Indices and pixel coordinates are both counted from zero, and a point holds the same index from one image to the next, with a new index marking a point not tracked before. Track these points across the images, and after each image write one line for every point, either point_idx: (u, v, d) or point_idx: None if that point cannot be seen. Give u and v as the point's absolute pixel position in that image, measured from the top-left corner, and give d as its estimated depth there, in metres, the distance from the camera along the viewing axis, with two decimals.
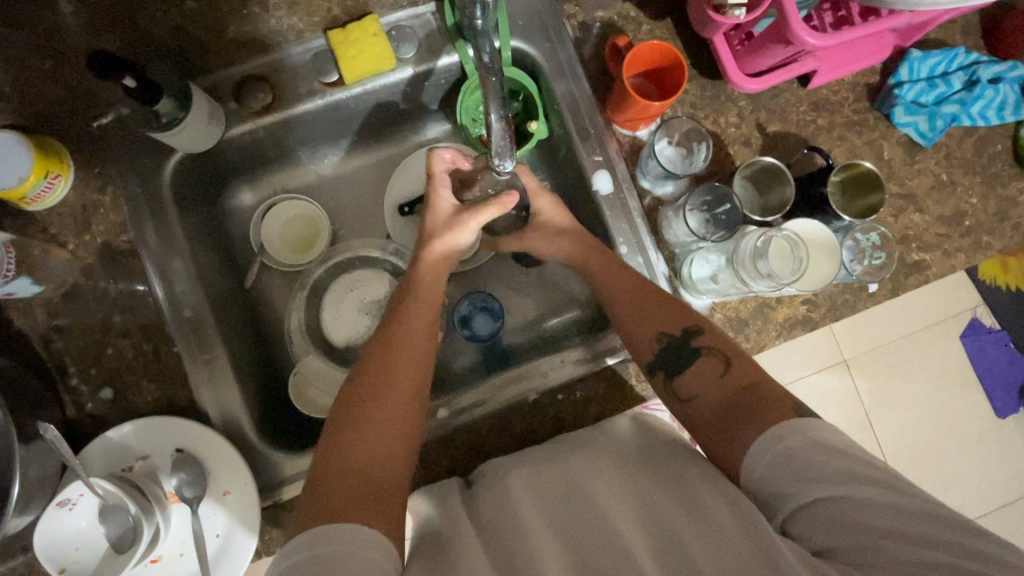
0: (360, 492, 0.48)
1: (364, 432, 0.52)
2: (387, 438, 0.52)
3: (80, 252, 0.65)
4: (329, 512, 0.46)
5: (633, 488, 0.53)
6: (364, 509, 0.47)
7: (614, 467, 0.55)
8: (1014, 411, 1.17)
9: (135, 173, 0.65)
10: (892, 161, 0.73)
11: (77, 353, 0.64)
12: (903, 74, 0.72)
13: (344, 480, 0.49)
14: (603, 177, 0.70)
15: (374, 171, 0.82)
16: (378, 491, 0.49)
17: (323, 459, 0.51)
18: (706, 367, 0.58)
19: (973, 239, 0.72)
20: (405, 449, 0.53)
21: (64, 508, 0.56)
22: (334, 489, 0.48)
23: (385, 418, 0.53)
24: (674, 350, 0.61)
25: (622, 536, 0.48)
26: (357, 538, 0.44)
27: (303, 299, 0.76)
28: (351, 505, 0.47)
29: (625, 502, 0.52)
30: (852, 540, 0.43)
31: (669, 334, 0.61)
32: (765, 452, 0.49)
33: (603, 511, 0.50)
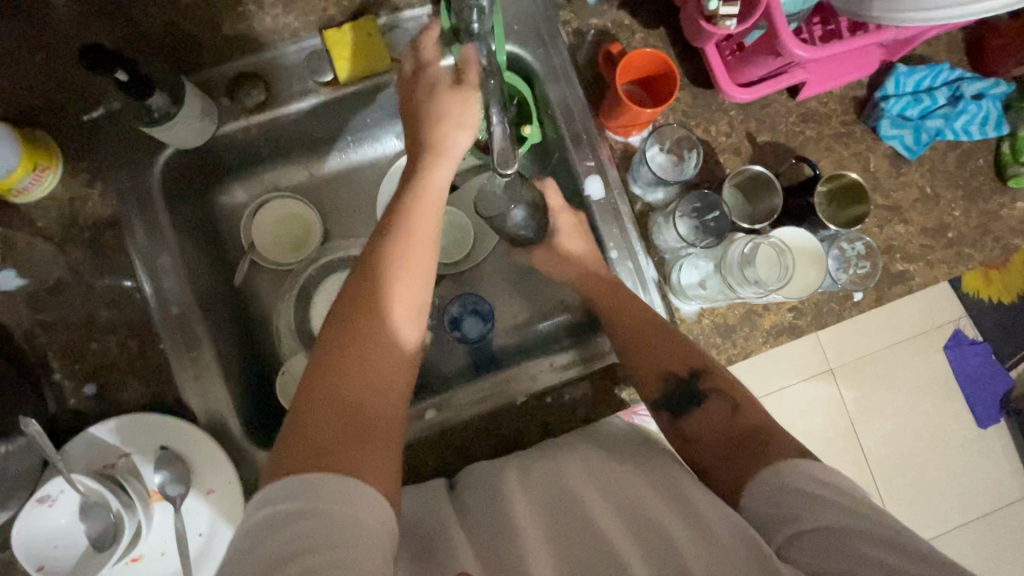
0: (350, 437, 0.48)
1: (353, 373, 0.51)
2: (376, 378, 0.52)
3: (66, 247, 0.64)
4: (319, 457, 0.46)
5: (618, 488, 0.53)
6: (357, 455, 0.47)
7: (608, 468, 0.56)
8: (994, 421, 1.19)
9: (124, 167, 0.65)
10: (878, 173, 0.74)
11: (61, 347, 0.63)
12: (889, 88, 0.72)
13: (333, 420, 0.49)
14: (594, 183, 0.71)
15: (367, 171, 0.82)
16: (369, 434, 0.49)
17: (308, 401, 0.50)
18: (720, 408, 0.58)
19: (956, 251, 0.74)
20: (394, 390, 0.53)
21: (44, 504, 0.56)
22: (320, 431, 0.48)
23: (372, 359, 0.52)
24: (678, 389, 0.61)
25: (606, 535, 0.48)
26: (347, 493, 0.44)
27: (291, 305, 0.76)
28: (338, 454, 0.46)
29: (608, 502, 0.52)
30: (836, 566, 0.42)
31: (676, 373, 0.61)
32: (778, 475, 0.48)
33: (587, 511, 0.51)
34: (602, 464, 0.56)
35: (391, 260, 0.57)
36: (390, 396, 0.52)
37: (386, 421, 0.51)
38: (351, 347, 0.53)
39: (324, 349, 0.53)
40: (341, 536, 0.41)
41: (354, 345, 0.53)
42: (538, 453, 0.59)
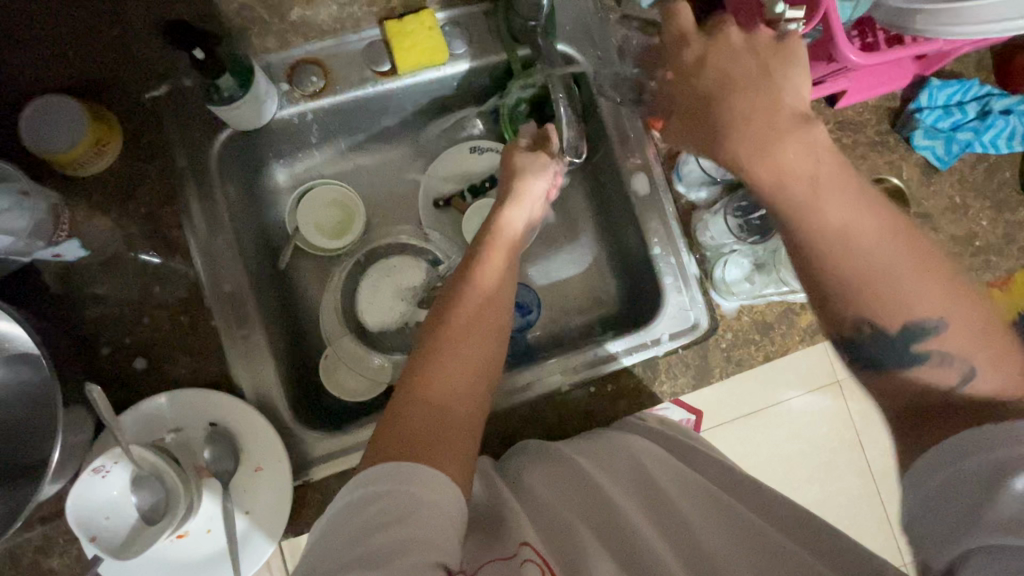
0: (438, 434, 0.48)
1: (448, 369, 0.53)
2: (468, 379, 0.53)
3: (123, 221, 0.65)
4: (411, 450, 0.46)
5: (665, 480, 0.54)
6: (447, 447, 0.47)
7: (660, 467, 0.56)
8: None
9: (187, 147, 0.66)
10: (909, 182, 0.77)
11: (115, 321, 0.64)
12: (923, 100, 0.76)
13: (429, 417, 0.49)
14: (640, 180, 0.74)
15: (412, 161, 0.84)
16: (459, 430, 0.50)
17: (403, 399, 0.51)
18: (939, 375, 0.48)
19: (983, 259, 0.76)
20: (481, 394, 0.54)
21: (97, 475, 0.54)
22: (417, 426, 0.48)
23: (467, 361, 0.54)
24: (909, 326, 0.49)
25: (651, 526, 0.50)
26: (420, 481, 0.44)
27: (343, 280, 0.77)
28: (426, 446, 0.47)
29: (655, 495, 0.53)
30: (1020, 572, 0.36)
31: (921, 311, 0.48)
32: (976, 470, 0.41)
33: (645, 505, 0.52)
34: (647, 458, 0.57)
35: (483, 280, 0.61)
36: (478, 397, 0.53)
37: (472, 422, 0.52)
38: (448, 345, 0.55)
39: (421, 348, 0.55)
40: (418, 518, 0.41)
41: (451, 346, 0.55)
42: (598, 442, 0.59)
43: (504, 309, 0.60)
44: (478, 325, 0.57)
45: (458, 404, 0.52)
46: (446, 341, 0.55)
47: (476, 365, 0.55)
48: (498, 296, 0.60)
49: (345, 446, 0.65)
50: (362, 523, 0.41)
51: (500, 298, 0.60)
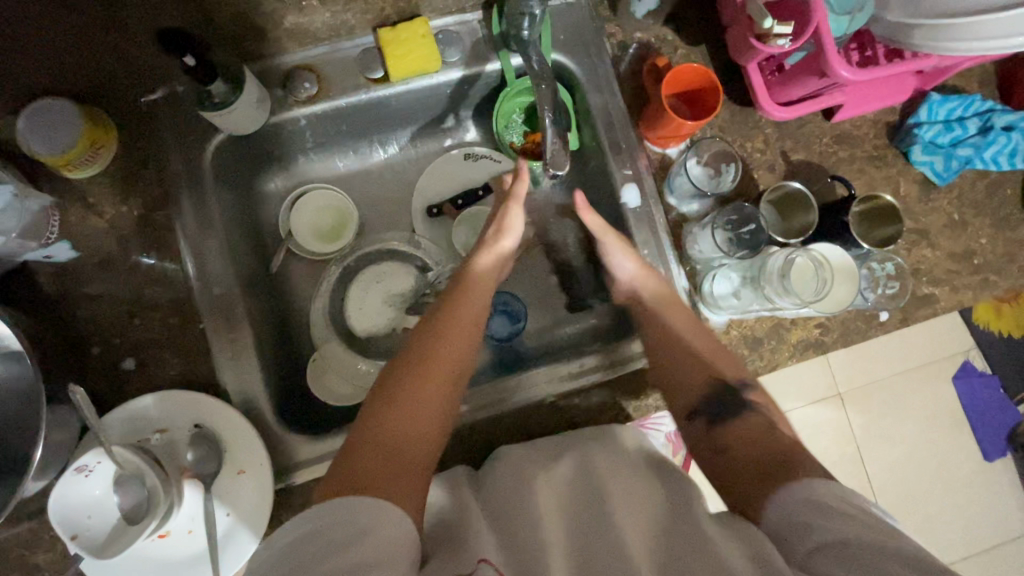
0: (392, 469, 0.49)
1: (404, 414, 0.53)
2: (424, 425, 0.54)
3: (116, 223, 0.66)
4: (367, 487, 0.46)
5: (625, 488, 0.55)
6: (400, 490, 0.47)
7: (623, 473, 0.56)
8: (1001, 455, 1.20)
9: (178, 150, 0.67)
10: (907, 198, 0.76)
11: (105, 322, 0.64)
12: (922, 116, 0.75)
13: (382, 453, 0.50)
14: (632, 192, 0.73)
15: (406, 167, 0.84)
16: (413, 475, 0.49)
17: (360, 437, 0.52)
18: (748, 426, 0.57)
19: (982, 277, 0.75)
20: (435, 440, 0.54)
21: (81, 475, 0.55)
22: (369, 463, 0.49)
23: (425, 407, 0.55)
24: (724, 398, 0.61)
25: (621, 534, 0.49)
26: (370, 507, 0.44)
27: (332, 285, 0.77)
28: (378, 479, 0.47)
29: (616, 504, 0.53)
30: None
31: (722, 378, 0.62)
32: (792, 493, 0.47)
33: (607, 514, 0.52)
34: (604, 463, 0.57)
35: (443, 318, 0.62)
36: (434, 441, 0.54)
37: (427, 465, 0.52)
38: (404, 392, 0.55)
39: (379, 393, 0.56)
40: (369, 543, 0.41)
41: (408, 393, 0.55)
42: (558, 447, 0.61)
43: (464, 359, 0.60)
44: (438, 372, 0.58)
45: (414, 441, 0.52)
46: (403, 380, 0.56)
47: (433, 411, 0.55)
48: (460, 342, 0.61)
49: (329, 452, 0.65)
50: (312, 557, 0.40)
51: (462, 345, 0.61)
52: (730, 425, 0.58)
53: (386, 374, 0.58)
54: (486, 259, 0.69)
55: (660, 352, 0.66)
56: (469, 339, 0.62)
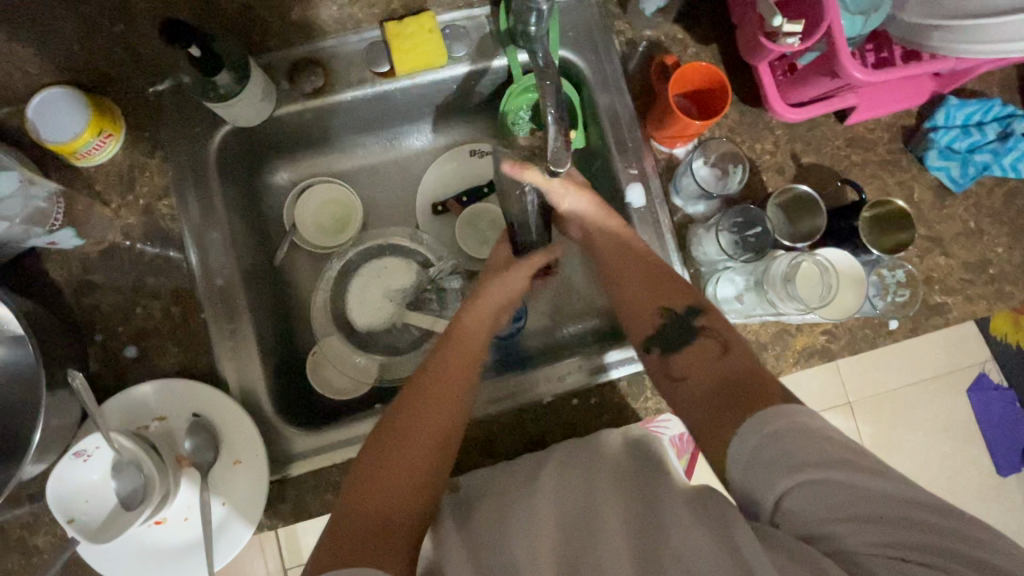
0: (378, 536, 0.50)
1: (386, 482, 0.53)
2: (406, 492, 0.53)
3: (122, 212, 0.66)
4: (345, 559, 0.47)
5: (605, 496, 0.55)
6: (377, 562, 0.47)
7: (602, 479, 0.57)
8: (1015, 471, 1.17)
9: (184, 141, 0.68)
10: (921, 204, 0.74)
11: (108, 309, 0.65)
12: (939, 119, 0.73)
13: (370, 519, 0.51)
14: (636, 190, 0.71)
15: (411, 163, 0.84)
16: (392, 546, 0.49)
17: (349, 501, 0.52)
18: (705, 347, 0.60)
19: (996, 287, 0.73)
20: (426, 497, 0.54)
21: (79, 459, 0.56)
22: (356, 530, 0.50)
23: (408, 475, 0.54)
24: (672, 322, 0.63)
25: (603, 542, 0.50)
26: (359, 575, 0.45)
27: (334, 280, 0.77)
28: (364, 548, 0.48)
29: (594, 513, 0.54)
30: (835, 525, 0.44)
31: (673, 308, 0.63)
32: (754, 432, 0.49)
33: (588, 522, 0.53)
34: (579, 468, 0.58)
35: (436, 369, 0.62)
36: (417, 508, 0.53)
37: (411, 535, 0.51)
38: (386, 460, 0.55)
39: (363, 459, 0.55)
40: None
41: (399, 452, 0.55)
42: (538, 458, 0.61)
43: (458, 408, 0.60)
44: (422, 434, 0.56)
45: (402, 503, 0.53)
46: (394, 436, 0.56)
47: (417, 476, 0.54)
48: (446, 399, 0.59)
49: (326, 444, 0.65)
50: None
51: (447, 402, 0.59)
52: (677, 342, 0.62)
53: (370, 437, 0.57)
54: (475, 310, 0.68)
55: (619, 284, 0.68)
56: (456, 392, 0.60)
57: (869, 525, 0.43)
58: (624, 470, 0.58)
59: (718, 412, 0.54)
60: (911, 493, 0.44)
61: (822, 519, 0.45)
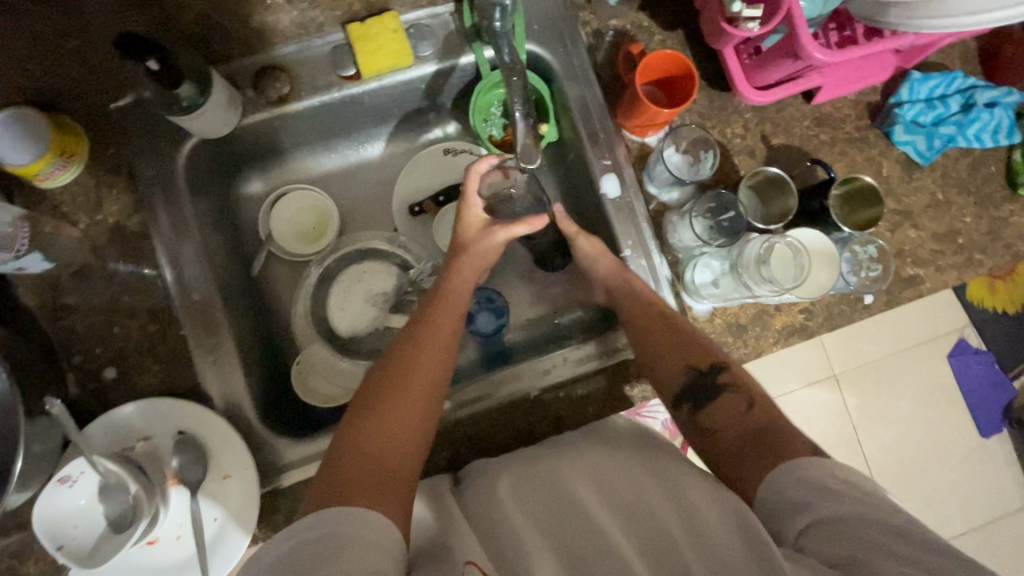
0: (371, 479, 0.49)
1: (383, 424, 0.53)
2: (403, 436, 0.53)
3: (90, 232, 0.66)
4: (342, 496, 0.47)
5: (610, 473, 0.54)
6: (378, 500, 0.47)
7: (609, 458, 0.56)
8: (996, 431, 1.20)
9: (150, 156, 0.67)
10: (890, 178, 0.75)
11: (85, 331, 0.64)
12: (903, 95, 0.74)
13: (362, 464, 0.50)
14: (610, 181, 0.72)
15: (385, 165, 0.84)
16: (392, 485, 0.49)
17: (340, 447, 0.52)
18: (732, 402, 0.59)
19: (966, 256, 0.74)
20: (420, 444, 0.54)
21: (64, 485, 0.56)
22: (348, 473, 0.49)
23: (405, 415, 0.55)
24: (699, 378, 0.61)
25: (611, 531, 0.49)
26: (360, 520, 0.44)
27: (313, 288, 0.76)
28: (359, 492, 0.47)
29: (599, 492, 0.53)
30: (853, 553, 0.42)
31: (698, 365, 0.62)
32: (785, 477, 0.49)
33: (595, 507, 0.51)
34: (584, 453, 0.57)
35: (420, 322, 0.63)
36: (415, 450, 0.53)
37: (409, 476, 0.51)
38: (384, 405, 0.55)
39: (358, 406, 0.55)
40: (356, 548, 0.42)
41: (388, 397, 0.55)
42: (544, 453, 0.58)
43: (447, 357, 0.61)
44: (415, 381, 0.57)
45: (398, 447, 0.53)
46: (383, 384, 0.57)
47: (414, 421, 0.55)
48: (435, 348, 0.60)
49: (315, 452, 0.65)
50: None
51: (437, 350, 0.60)
52: (697, 392, 0.61)
53: (362, 388, 0.58)
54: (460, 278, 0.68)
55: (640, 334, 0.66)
56: (446, 342, 0.61)
57: (890, 553, 0.41)
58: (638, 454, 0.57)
59: (743, 454, 0.54)
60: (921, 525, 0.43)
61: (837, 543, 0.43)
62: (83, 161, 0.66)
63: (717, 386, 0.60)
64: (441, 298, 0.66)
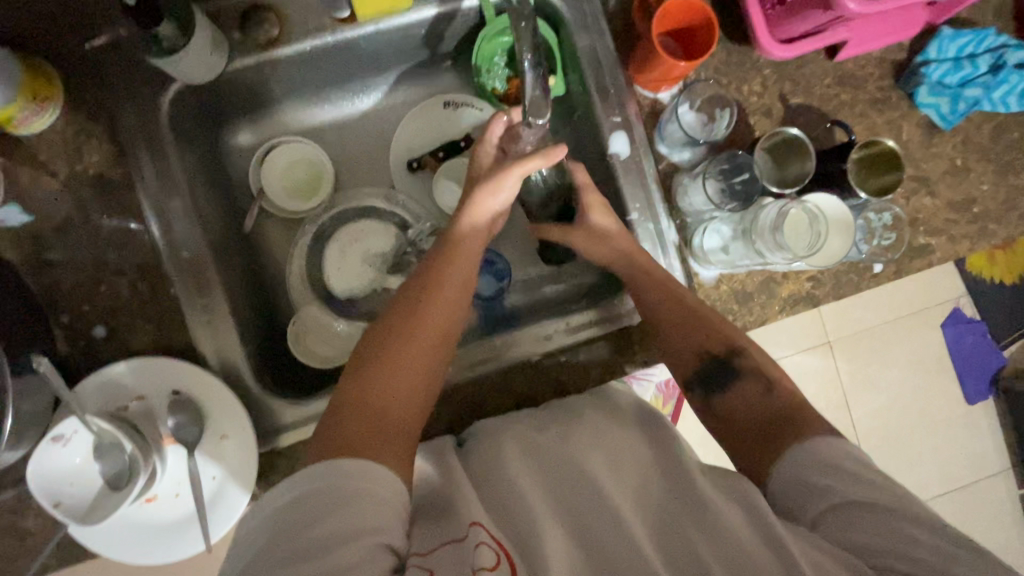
0: (375, 431, 0.48)
1: (391, 376, 0.52)
2: (410, 388, 0.52)
3: (71, 183, 0.62)
4: (348, 448, 0.46)
5: (606, 442, 0.54)
6: (382, 453, 0.46)
7: (615, 431, 0.55)
8: (982, 398, 1.22)
9: (132, 101, 0.63)
10: (909, 143, 0.72)
11: (71, 288, 0.62)
12: (931, 52, 0.70)
13: (367, 416, 0.49)
14: (620, 139, 0.68)
15: (381, 118, 0.79)
16: (395, 438, 0.48)
17: (345, 397, 0.51)
18: (749, 390, 0.58)
19: (980, 226, 0.72)
20: (424, 398, 0.53)
21: (57, 444, 0.55)
22: (354, 426, 0.48)
23: (412, 367, 0.53)
24: (715, 366, 0.60)
25: (612, 494, 0.47)
26: (368, 475, 0.43)
27: (308, 245, 0.74)
28: (365, 445, 0.46)
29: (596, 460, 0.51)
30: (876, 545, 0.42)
31: (711, 350, 0.61)
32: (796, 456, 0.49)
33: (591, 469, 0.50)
34: (594, 425, 0.56)
35: (435, 269, 0.59)
36: (420, 404, 0.52)
37: (412, 429, 0.50)
38: (385, 358, 0.53)
39: (356, 362, 0.54)
40: (357, 506, 0.41)
41: (397, 347, 0.53)
42: (547, 421, 0.58)
43: (460, 308, 0.58)
44: (426, 331, 0.55)
45: (405, 399, 0.51)
46: (392, 332, 0.54)
47: (417, 375, 0.53)
48: (448, 299, 0.57)
49: (311, 415, 0.63)
50: (297, 543, 0.39)
51: (450, 302, 0.57)
52: (713, 377, 0.60)
53: (371, 333, 0.55)
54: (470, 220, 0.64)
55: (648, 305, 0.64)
56: (457, 294, 0.58)
57: (909, 541, 0.42)
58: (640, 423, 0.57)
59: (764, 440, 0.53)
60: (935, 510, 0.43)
61: (851, 529, 0.44)
62: (59, 109, 0.62)
63: (736, 374, 0.59)
64: (451, 243, 0.62)
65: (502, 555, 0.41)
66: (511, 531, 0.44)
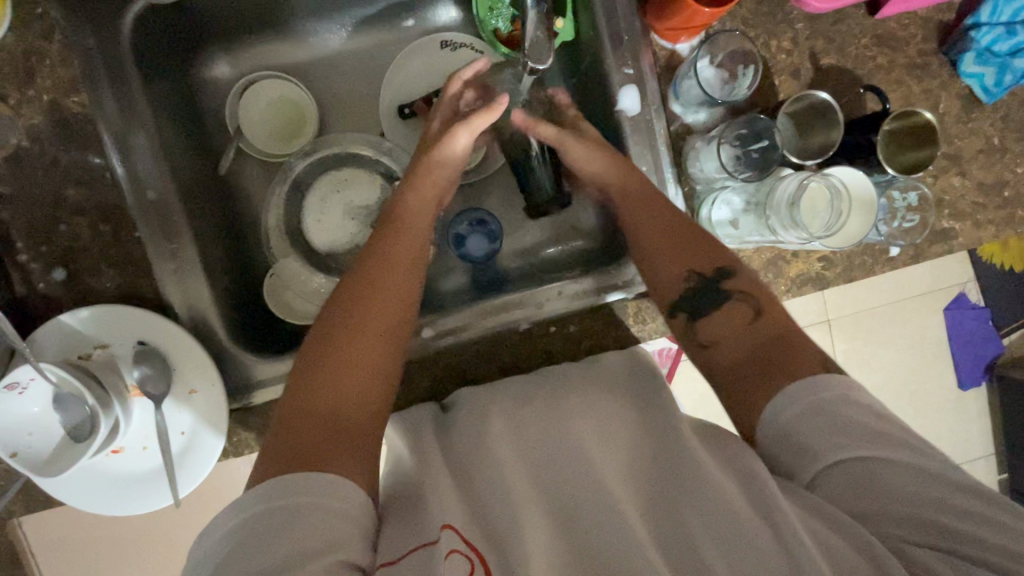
0: (329, 438, 0.45)
1: (340, 376, 0.48)
2: (365, 384, 0.49)
3: (23, 109, 0.56)
4: (301, 461, 0.42)
5: (581, 423, 0.51)
6: (336, 459, 0.43)
7: (597, 410, 0.53)
8: (974, 385, 1.19)
9: (84, 15, 0.55)
10: (946, 116, 0.66)
11: (27, 226, 0.57)
12: (984, 15, 0.62)
13: (318, 421, 0.45)
14: (630, 95, 0.62)
15: (373, 56, 0.73)
16: (350, 440, 0.45)
17: (293, 403, 0.47)
18: (735, 311, 0.54)
19: (1009, 212, 0.67)
20: (382, 394, 0.50)
21: (12, 392, 0.51)
22: (304, 435, 0.44)
23: (364, 362, 0.50)
24: (700, 286, 0.56)
25: (604, 485, 0.45)
26: (325, 486, 0.41)
27: (284, 195, 0.69)
28: (320, 455, 0.43)
29: (576, 448, 0.49)
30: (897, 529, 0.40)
31: (697, 270, 0.57)
32: (788, 406, 0.45)
33: (571, 460, 0.48)
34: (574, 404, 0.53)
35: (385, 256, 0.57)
36: (378, 398, 0.49)
37: (371, 426, 0.48)
38: (333, 357, 0.49)
39: (307, 354, 0.50)
40: (315, 518, 0.39)
41: (344, 345, 0.50)
42: (531, 394, 0.55)
43: (411, 295, 0.56)
44: (374, 324, 0.52)
45: (361, 398, 0.48)
46: (338, 329, 0.51)
47: (370, 370, 0.50)
48: (395, 286, 0.55)
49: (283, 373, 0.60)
50: (253, 566, 0.36)
51: (398, 288, 0.55)
52: (697, 298, 0.56)
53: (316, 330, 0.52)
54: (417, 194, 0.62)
55: (642, 249, 0.60)
56: (406, 279, 0.56)
57: (926, 531, 0.39)
58: (628, 412, 0.54)
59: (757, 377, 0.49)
60: (951, 498, 0.39)
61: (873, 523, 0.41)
62: (8, 24, 0.55)
63: (724, 294, 0.55)
64: (402, 231, 0.60)
65: (476, 560, 0.40)
66: (496, 533, 0.43)
